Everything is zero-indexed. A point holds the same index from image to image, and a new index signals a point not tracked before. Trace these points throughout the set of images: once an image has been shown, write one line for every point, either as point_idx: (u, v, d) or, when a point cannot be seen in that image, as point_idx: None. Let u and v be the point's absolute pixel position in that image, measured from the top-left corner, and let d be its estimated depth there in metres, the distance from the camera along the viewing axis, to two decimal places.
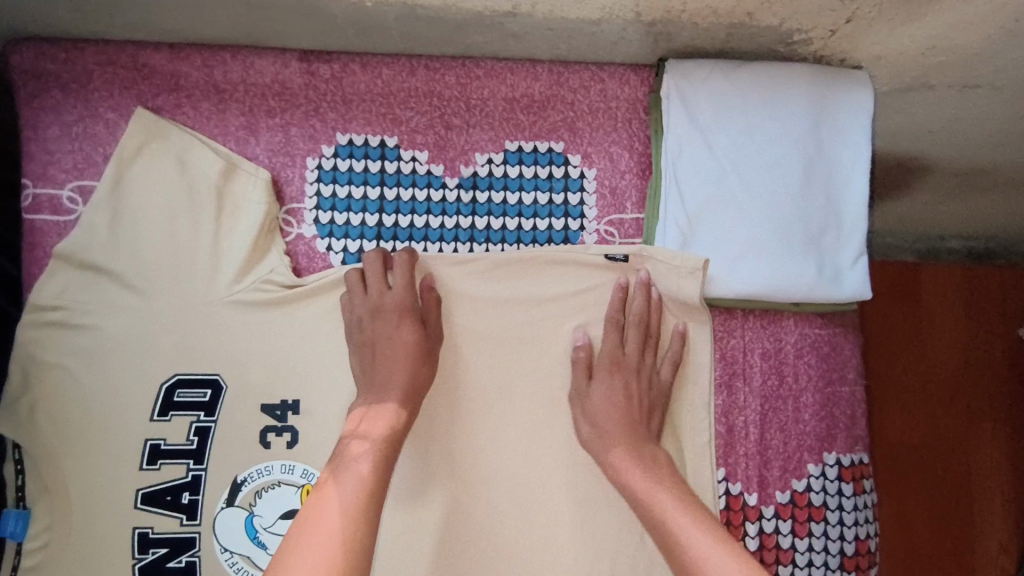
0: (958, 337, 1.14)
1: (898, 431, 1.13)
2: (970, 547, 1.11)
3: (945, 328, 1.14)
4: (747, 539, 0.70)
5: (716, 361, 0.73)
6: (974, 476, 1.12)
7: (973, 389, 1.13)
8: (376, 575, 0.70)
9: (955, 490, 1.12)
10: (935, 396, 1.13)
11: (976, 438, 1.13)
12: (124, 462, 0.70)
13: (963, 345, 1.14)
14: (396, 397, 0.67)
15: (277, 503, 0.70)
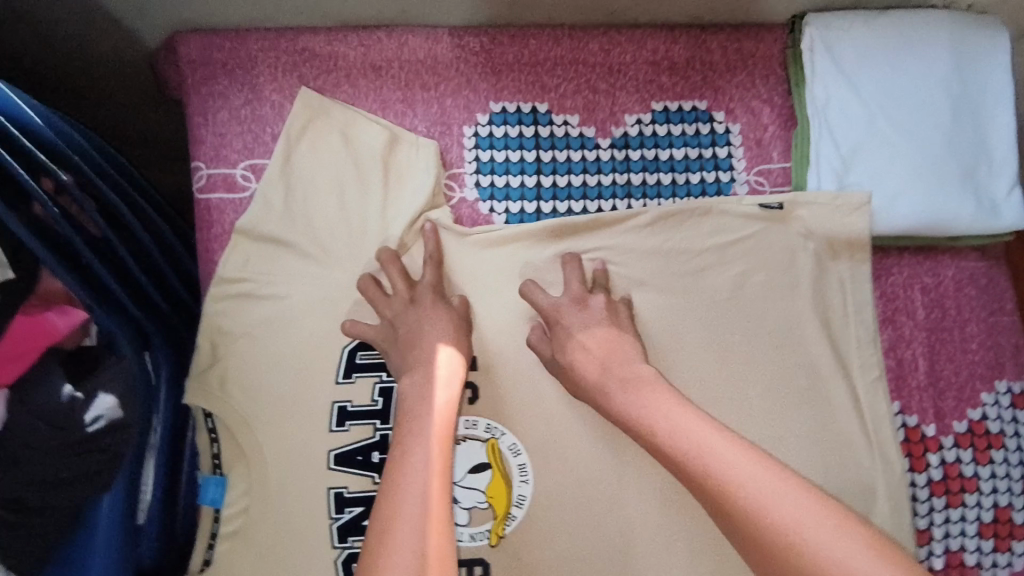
0: None
1: None
2: None
3: None
4: (930, 469, 0.73)
5: (877, 299, 0.76)
6: None
7: None
8: (568, 521, 0.72)
9: None
10: None
11: None
12: (315, 425, 0.72)
13: None
14: (582, 343, 0.69)
15: (465, 458, 0.72)
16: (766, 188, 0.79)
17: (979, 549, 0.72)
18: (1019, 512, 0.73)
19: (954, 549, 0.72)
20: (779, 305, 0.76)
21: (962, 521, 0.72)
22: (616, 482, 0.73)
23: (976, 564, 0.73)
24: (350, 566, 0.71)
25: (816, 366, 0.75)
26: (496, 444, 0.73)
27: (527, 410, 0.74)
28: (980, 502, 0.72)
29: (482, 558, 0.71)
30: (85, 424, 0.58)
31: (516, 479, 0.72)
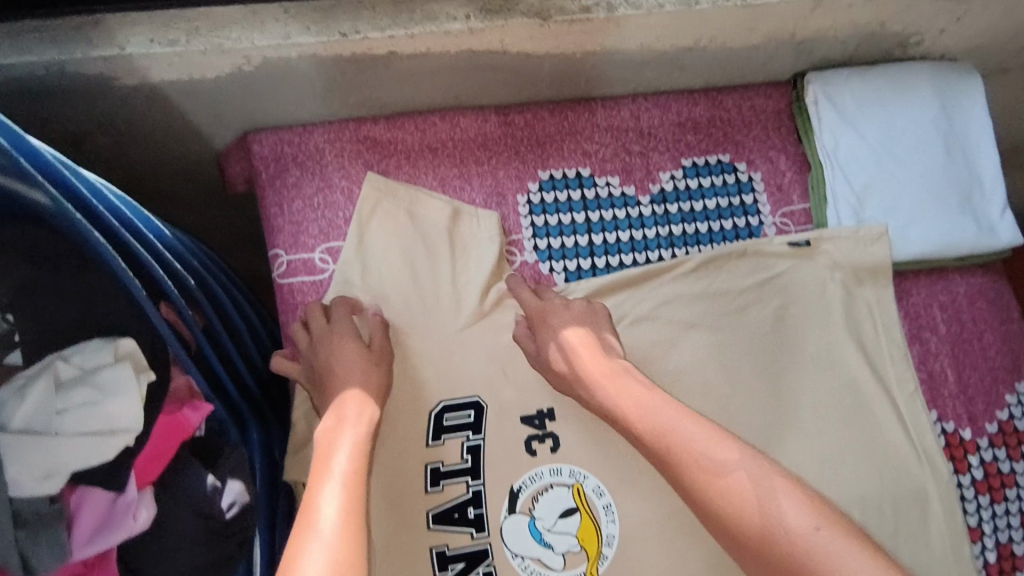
0: None
1: None
2: None
3: None
4: (973, 469, 0.82)
5: (903, 319, 0.85)
6: None
7: None
8: (657, 553, 0.77)
9: None
10: None
11: None
12: (413, 488, 0.77)
13: None
14: None
15: (555, 504, 0.78)
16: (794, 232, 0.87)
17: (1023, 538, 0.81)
18: None
19: (1003, 542, 0.81)
20: (818, 333, 0.84)
21: (1008, 516, 0.81)
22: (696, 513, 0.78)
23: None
24: None
25: (858, 386, 0.83)
26: (581, 488, 0.78)
27: (606, 453, 0.79)
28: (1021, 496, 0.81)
29: None
30: (224, 510, 0.62)
31: (604, 519, 0.78)
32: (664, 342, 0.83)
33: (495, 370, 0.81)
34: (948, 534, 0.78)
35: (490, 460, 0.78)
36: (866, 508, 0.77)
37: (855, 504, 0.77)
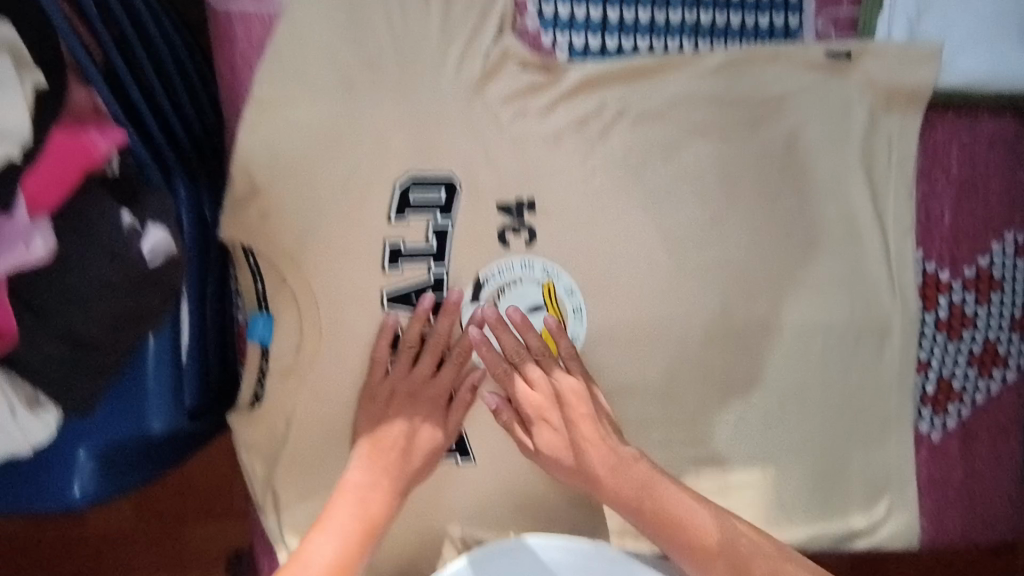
0: None
1: None
2: None
3: None
4: (937, 309, 0.79)
5: (920, 150, 0.78)
6: None
7: None
8: (614, 355, 0.75)
9: None
10: None
11: None
12: (368, 265, 0.70)
13: None
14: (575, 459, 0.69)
15: (521, 298, 0.73)
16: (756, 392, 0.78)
17: (965, 377, 0.80)
18: (1006, 347, 0.80)
19: (944, 377, 0.80)
20: (831, 158, 0.76)
21: (956, 354, 0.79)
22: (654, 336, 0.75)
23: (960, 389, 0.80)
24: None
25: (856, 218, 0.77)
26: (550, 287, 0.73)
27: (586, 256, 0.73)
28: (974, 338, 0.79)
29: None
30: (144, 258, 0.52)
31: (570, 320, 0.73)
32: (671, 143, 0.74)
33: (475, 147, 0.71)
34: (899, 364, 0.78)
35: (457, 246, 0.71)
36: (828, 334, 0.77)
37: (806, 333, 0.77)
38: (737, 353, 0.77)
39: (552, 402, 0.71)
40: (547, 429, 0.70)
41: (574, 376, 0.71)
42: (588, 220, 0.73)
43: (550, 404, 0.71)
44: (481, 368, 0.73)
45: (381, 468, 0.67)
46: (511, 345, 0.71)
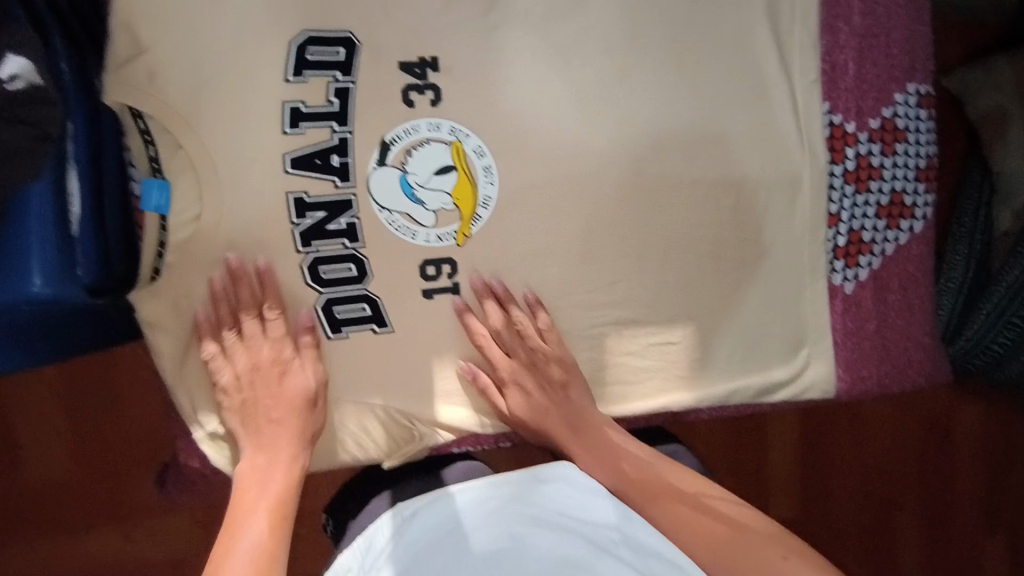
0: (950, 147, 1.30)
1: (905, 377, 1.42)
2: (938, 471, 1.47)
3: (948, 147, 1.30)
4: (846, 162, 0.80)
5: (821, 5, 0.79)
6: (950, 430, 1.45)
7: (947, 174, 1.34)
8: (529, 217, 0.74)
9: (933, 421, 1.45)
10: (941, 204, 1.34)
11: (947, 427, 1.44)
12: (266, 127, 0.67)
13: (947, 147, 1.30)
14: (527, 399, 0.76)
15: (430, 160, 0.71)
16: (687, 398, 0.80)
17: (875, 228, 0.83)
18: (911, 197, 0.83)
19: (855, 230, 0.82)
20: (734, 11, 0.77)
21: (865, 206, 0.82)
22: (568, 197, 0.75)
23: (870, 241, 0.83)
24: (316, 268, 0.70)
25: (763, 71, 0.78)
26: (459, 147, 0.71)
27: (495, 116, 0.72)
28: (881, 189, 0.82)
29: (450, 257, 0.73)
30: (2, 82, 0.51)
31: (481, 181, 0.72)
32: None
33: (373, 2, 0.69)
34: (809, 217, 0.80)
35: (360, 104, 0.69)
36: (740, 188, 0.78)
37: (718, 188, 0.78)
38: (653, 214, 0.77)
39: (555, 393, 0.76)
40: (516, 391, 0.76)
41: (552, 343, 0.76)
42: (495, 78, 0.72)
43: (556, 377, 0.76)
44: (393, 233, 0.71)
45: (256, 427, 0.69)
46: (498, 316, 0.74)
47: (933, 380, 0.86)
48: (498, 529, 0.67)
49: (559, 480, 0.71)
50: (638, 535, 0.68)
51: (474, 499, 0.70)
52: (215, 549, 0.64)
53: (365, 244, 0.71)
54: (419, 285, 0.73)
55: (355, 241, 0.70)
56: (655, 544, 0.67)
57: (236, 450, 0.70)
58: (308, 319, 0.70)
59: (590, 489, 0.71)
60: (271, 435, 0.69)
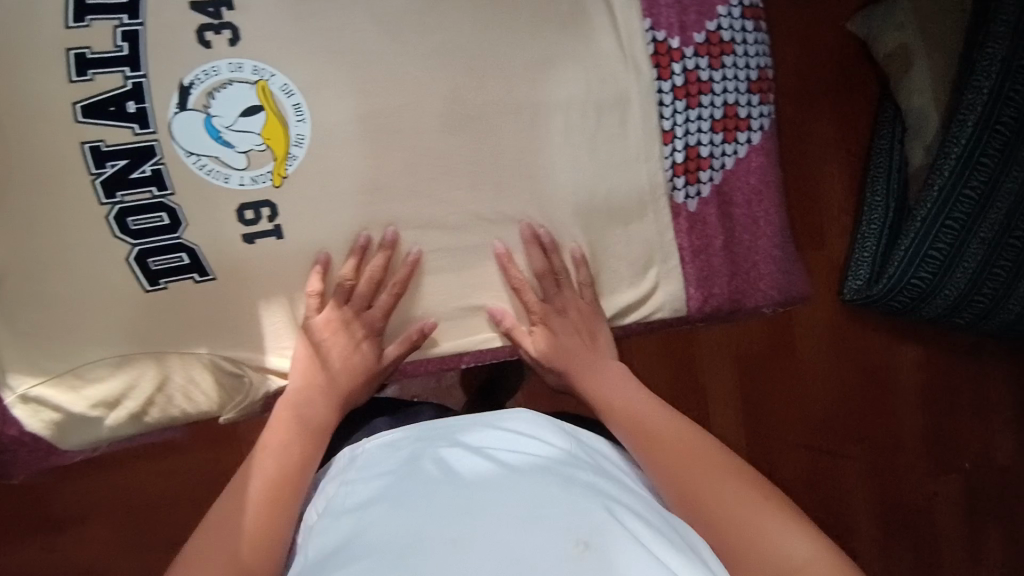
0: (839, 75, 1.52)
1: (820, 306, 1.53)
2: (835, 398, 1.55)
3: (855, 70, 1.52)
4: (674, 77, 0.81)
5: None
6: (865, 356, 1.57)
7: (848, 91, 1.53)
8: (349, 153, 0.73)
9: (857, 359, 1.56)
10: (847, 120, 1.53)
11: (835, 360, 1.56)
12: (50, 75, 0.65)
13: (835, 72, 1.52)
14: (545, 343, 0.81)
15: (234, 101, 0.69)
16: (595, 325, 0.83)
17: (711, 143, 0.83)
18: (746, 109, 0.84)
19: (692, 145, 0.83)
20: None
21: (699, 121, 0.82)
22: (389, 131, 0.74)
23: (708, 156, 0.84)
24: (124, 221, 0.68)
25: None
26: (265, 86, 0.70)
27: (299, 52, 0.71)
28: (713, 102, 0.82)
29: (269, 200, 0.72)
30: None
31: (292, 119, 0.71)
32: None
33: None
34: (643, 136, 0.80)
35: (150, 48, 0.67)
36: (568, 110, 0.78)
37: (545, 113, 0.78)
38: (482, 144, 0.77)
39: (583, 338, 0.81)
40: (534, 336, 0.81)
41: (569, 295, 0.81)
42: (296, 14, 0.71)
43: (583, 323, 0.81)
44: (204, 178, 0.69)
45: (306, 369, 0.73)
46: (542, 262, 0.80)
47: (787, 292, 0.89)
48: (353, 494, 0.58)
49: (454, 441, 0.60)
50: (467, 439, 0.60)
51: (325, 485, 0.63)
52: (216, 507, 0.62)
53: (175, 192, 0.69)
54: (238, 230, 0.71)
55: (162, 188, 0.68)
56: (502, 441, 0.60)
57: (57, 415, 0.68)
58: (121, 272, 0.68)
59: (406, 430, 0.65)
60: (318, 390, 0.72)
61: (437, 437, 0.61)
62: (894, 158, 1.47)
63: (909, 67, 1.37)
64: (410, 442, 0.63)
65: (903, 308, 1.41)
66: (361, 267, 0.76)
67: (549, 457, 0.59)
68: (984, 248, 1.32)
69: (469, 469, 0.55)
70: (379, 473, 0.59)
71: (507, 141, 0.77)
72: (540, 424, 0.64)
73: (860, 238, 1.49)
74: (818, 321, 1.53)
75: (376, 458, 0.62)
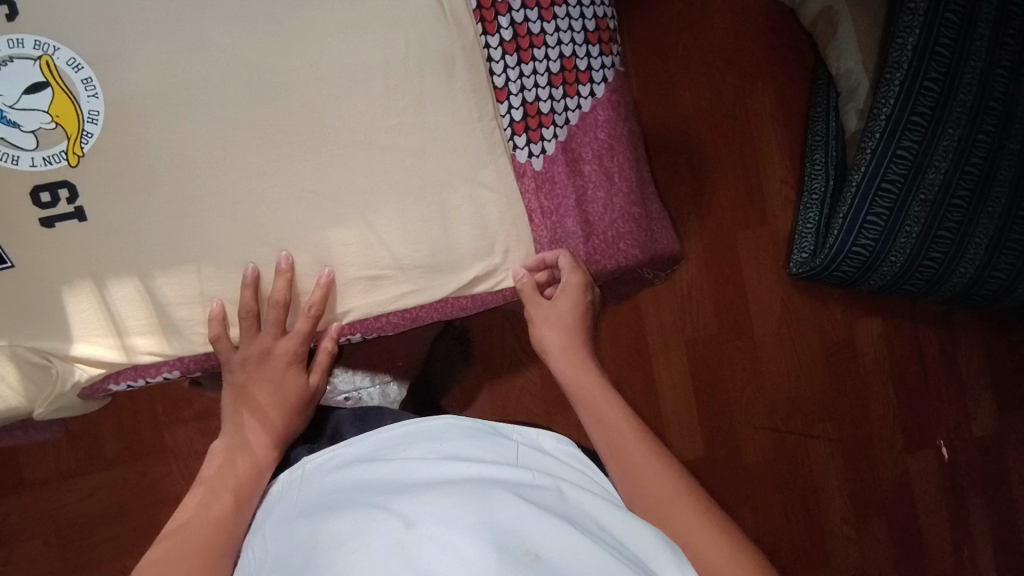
0: (771, 37, 1.39)
1: (765, 286, 1.40)
2: (801, 381, 1.43)
3: (785, 30, 1.39)
4: (502, 31, 0.78)
5: None
6: (827, 335, 1.43)
7: (787, 54, 1.39)
8: (152, 129, 0.71)
9: (820, 337, 1.43)
10: (785, 81, 1.39)
11: (799, 343, 1.42)
12: None
13: (766, 37, 1.39)
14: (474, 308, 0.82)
15: (17, 78, 0.68)
16: (487, 290, 0.81)
17: (551, 98, 0.80)
18: (585, 61, 0.81)
19: (530, 102, 0.80)
20: None
21: (534, 75, 0.79)
22: (190, 103, 0.71)
23: (550, 112, 0.80)
24: None
25: None
26: (48, 61, 0.68)
27: (82, 25, 0.69)
28: (547, 56, 0.79)
29: (66, 180, 0.69)
30: None
31: (83, 95, 0.69)
32: None
33: None
34: (470, 93, 0.77)
35: None
36: (388, 70, 0.75)
37: (360, 74, 0.74)
38: (294, 111, 0.73)
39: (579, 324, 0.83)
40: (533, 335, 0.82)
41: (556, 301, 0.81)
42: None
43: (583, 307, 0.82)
44: None
45: (241, 414, 0.74)
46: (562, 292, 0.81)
47: (648, 250, 0.86)
48: (288, 509, 0.58)
49: (392, 445, 0.61)
50: (405, 452, 0.60)
51: (268, 503, 0.63)
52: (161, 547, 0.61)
53: None
54: (36, 214, 0.69)
55: None
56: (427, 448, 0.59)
57: None
58: None
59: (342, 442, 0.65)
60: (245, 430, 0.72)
61: (380, 448, 0.61)
62: (830, 125, 1.33)
63: (835, 29, 1.25)
64: (348, 451, 0.61)
65: (863, 280, 1.30)
66: (262, 296, 0.75)
67: (489, 455, 0.59)
68: (925, 209, 1.21)
69: (417, 480, 0.54)
70: (321, 496, 0.56)
71: (329, 105, 0.74)
72: (474, 424, 0.65)
73: (802, 208, 1.35)
74: (771, 297, 1.41)
75: (316, 477, 0.60)
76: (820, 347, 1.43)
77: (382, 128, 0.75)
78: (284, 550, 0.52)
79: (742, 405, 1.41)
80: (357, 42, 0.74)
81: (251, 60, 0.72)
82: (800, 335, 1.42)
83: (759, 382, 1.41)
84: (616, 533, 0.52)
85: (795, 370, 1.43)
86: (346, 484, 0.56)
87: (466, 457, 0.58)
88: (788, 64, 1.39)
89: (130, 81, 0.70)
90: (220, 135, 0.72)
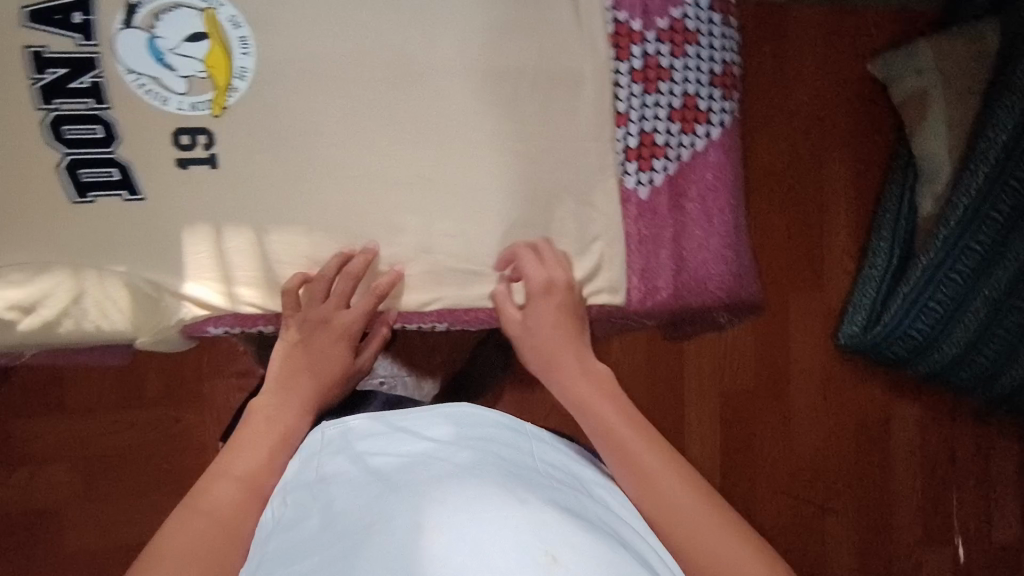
0: (866, 110, 1.40)
1: (811, 352, 1.40)
2: (828, 453, 1.41)
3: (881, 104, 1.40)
4: (633, 60, 0.80)
5: None
6: (864, 412, 1.42)
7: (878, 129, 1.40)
8: (294, 95, 0.74)
9: (857, 412, 1.42)
10: (872, 154, 1.40)
11: (833, 414, 1.41)
12: None
13: (860, 109, 1.40)
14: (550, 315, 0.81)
15: (181, 25, 0.72)
16: None
17: (668, 132, 0.82)
18: (706, 102, 0.83)
19: (646, 132, 0.82)
20: None
21: (656, 108, 0.81)
22: (332, 78, 0.75)
23: (664, 145, 0.82)
24: (57, 127, 0.70)
25: None
26: (212, 15, 0.72)
27: None
28: (672, 91, 0.81)
29: (206, 128, 0.73)
30: None
31: (237, 51, 0.73)
32: None
33: None
34: (593, 115, 0.80)
35: None
36: (521, 77, 0.78)
37: (494, 77, 0.77)
38: (425, 101, 0.77)
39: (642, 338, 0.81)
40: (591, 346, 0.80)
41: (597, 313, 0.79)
42: None
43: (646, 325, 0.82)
44: (141, 96, 0.71)
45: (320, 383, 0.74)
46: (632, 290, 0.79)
47: (733, 295, 0.87)
48: (310, 476, 0.58)
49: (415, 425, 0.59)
50: (427, 434, 0.58)
51: (291, 462, 0.63)
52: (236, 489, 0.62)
53: (112, 107, 0.71)
54: (173, 155, 0.72)
55: (100, 102, 0.71)
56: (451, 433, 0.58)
57: None
58: (48, 181, 0.70)
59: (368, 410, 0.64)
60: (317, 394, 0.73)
61: (405, 426, 0.59)
62: (902, 203, 1.32)
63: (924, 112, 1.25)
64: (377, 419, 0.61)
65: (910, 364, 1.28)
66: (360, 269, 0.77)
67: (515, 452, 0.57)
68: (988, 305, 1.16)
69: (444, 458, 0.54)
70: (343, 466, 0.56)
71: (459, 102, 0.77)
72: (499, 416, 0.63)
73: (860, 282, 1.35)
74: (817, 364, 1.40)
75: (341, 446, 0.60)
76: (854, 423, 1.42)
77: (505, 131, 0.78)
78: (300, 517, 0.52)
79: (767, 465, 1.39)
80: (498, 47, 0.77)
81: (396, 47, 0.75)
82: (836, 406, 1.41)
83: (787, 445, 1.40)
84: (636, 546, 0.50)
85: (826, 440, 1.41)
86: (369, 461, 0.56)
87: (492, 449, 0.56)
88: (878, 139, 1.40)
89: (283, 47, 0.74)
90: (353, 111, 0.75)
